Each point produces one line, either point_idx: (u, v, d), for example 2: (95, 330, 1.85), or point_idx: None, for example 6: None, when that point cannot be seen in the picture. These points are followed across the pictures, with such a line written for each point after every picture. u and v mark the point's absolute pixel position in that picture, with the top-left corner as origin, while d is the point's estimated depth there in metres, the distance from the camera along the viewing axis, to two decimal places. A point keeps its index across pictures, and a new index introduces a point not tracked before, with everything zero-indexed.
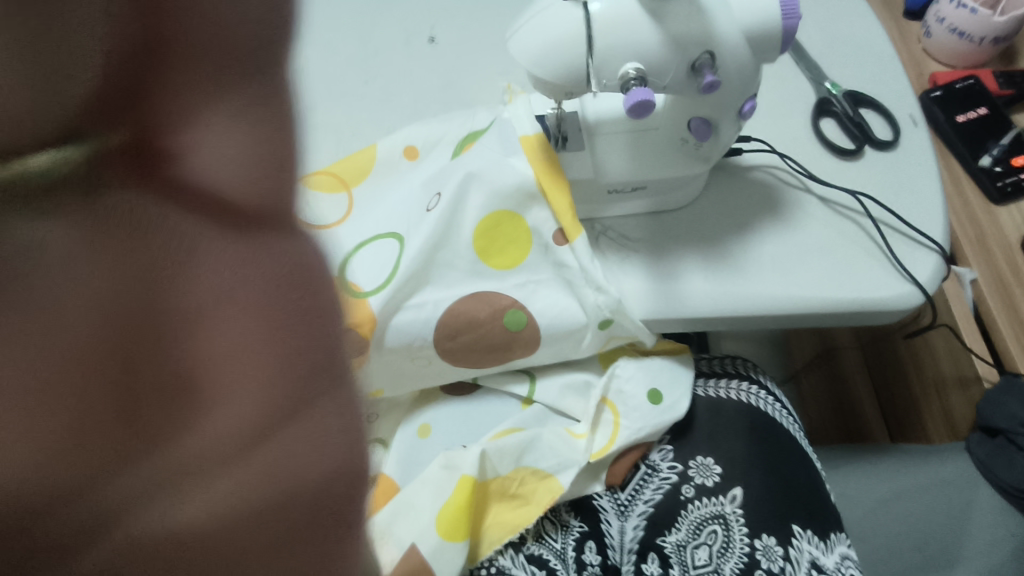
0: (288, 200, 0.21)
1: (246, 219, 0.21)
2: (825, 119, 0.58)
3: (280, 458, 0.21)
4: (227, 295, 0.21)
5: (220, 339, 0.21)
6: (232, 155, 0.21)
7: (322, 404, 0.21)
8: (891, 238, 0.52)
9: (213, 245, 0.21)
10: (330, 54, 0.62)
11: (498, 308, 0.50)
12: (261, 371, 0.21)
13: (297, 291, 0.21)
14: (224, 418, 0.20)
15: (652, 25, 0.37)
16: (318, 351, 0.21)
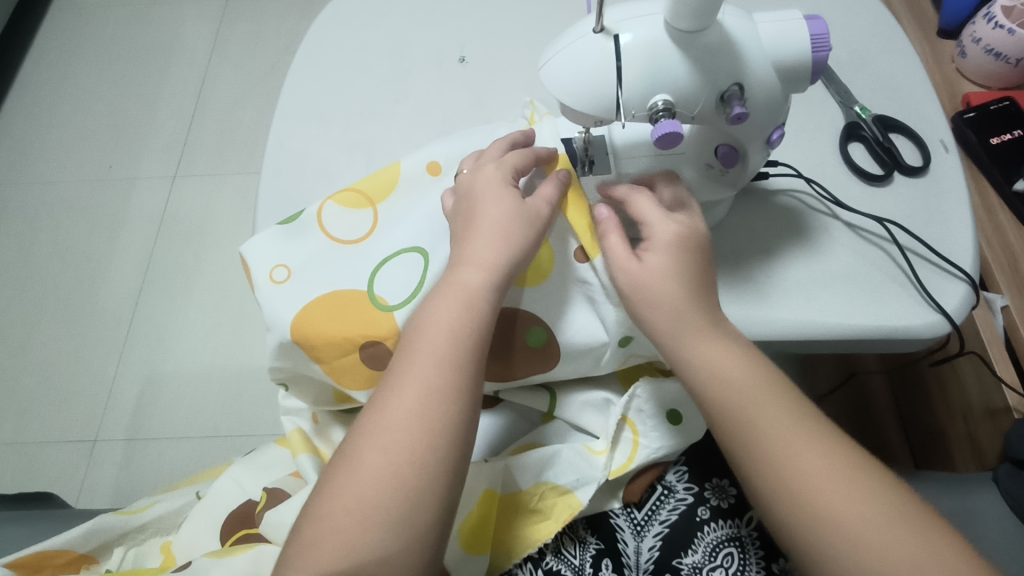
0: (474, 300, 0.44)
1: (454, 300, 0.44)
2: (853, 144, 0.57)
3: (429, 419, 0.41)
4: (439, 334, 0.43)
5: (426, 352, 0.43)
6: (461, 273, 0.45)
7: (457, 403, 0.42)
8: (917, 265, 0.51)
9: (439, 305, 0.44)
10: (364, 73, 0.64)
11: (521, 322, 0.50)
12: (439, 379, 0.42)
13: (463, 347, 0.43)
14: (422, 389, 0.42)
15: (680, 58, 0.38)
16: (462, 380, 0.43)
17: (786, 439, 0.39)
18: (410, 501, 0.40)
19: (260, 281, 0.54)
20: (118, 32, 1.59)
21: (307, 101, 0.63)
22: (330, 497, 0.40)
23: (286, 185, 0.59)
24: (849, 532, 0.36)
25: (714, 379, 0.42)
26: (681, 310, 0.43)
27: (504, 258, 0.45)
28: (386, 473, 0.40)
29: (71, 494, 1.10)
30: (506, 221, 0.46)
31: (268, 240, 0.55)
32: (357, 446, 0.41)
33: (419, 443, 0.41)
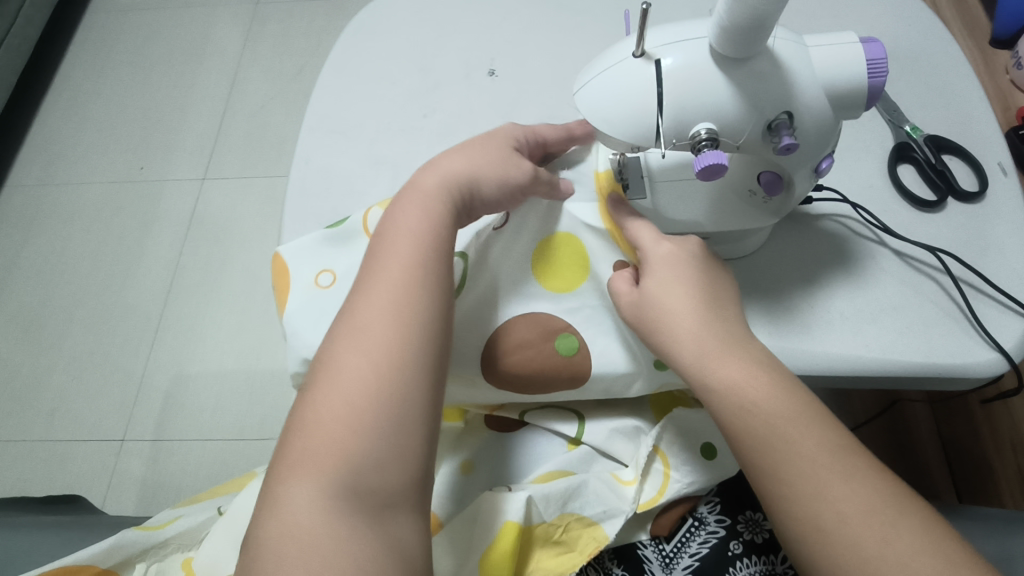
0: (430, 208, 0.46)
1: (413, 211, 0.46)
2: (902, 165, 0.54)
3: (399, 317, 0.42)
4: (396, 244, 0.45)
5: (386, 262, 0.45)
6: (420, 191, 0.48)
7: (424, 303, 0.43)
8: (971, 297, 0.48)
9: (397, 223, 0.46)
10: (392, 86, 0.63)
11: (550, 327, 0.49)
12: (401, 280, 0.43)
13: (423, 250, 0.45)
14: (386, 295, 0.43)
15: (726, 85, 0.36)
16: (423, 274, 0.44)
17: (818, 466, 0.38)
18: (396, 391, 0.40)
19: (305, 287, 0.53)
20: (153, 33, 1.61)
21: (334, 115, 0.62)
22: (314, 400, 0.40)
23: (311, 201, 0.58)
24: (872, 552, 0.35)
25: (733, 404, 0.40)
26: (691, 330, 0.42)
27: (465, 172, 0.48)
28: (367, 365, 0.41)
29: (99, 492, 1.11)
30: (482, 151, 0.49)
31: (315, 243, 0.54)
32: (334, 348, 0.42)
33: (394, 331, 0.42)
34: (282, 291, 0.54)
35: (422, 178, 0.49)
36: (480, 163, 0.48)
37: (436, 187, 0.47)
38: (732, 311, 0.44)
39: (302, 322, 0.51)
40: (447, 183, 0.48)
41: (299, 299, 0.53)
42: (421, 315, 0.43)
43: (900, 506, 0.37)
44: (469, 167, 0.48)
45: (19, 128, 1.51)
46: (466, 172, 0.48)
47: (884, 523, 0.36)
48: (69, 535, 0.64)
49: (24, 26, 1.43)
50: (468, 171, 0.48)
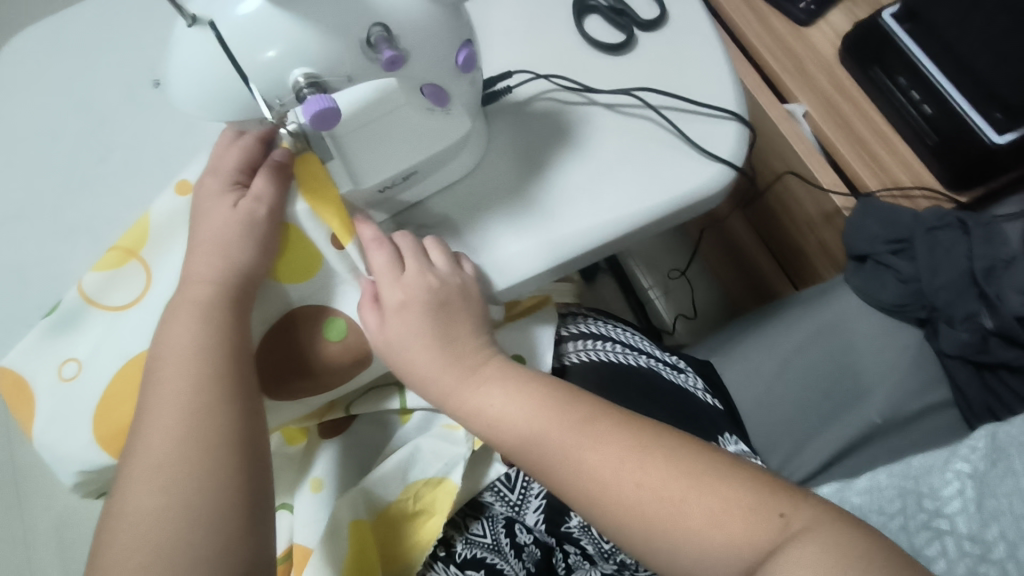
0: (199, 314, 0.40)
1: (181, 323, 0.40)
2: (589, 18, 0.53)
3: (195, 455, 0.37)
4: (171, 365, 0.39)
5: (168, 390, 0.39)
6: (182, 294, 0.41)
7: (225, 431, 0.38)
8: (680, 120, 0.49)
9: (168, 338, 0.40)
10: (55, 142, 0.55)
11: (309, 317, 0.44)
12: (191, 409, 0.38)
13: (205, 366, 0.39)
14: (175, 428, 0.38)
15: (291, 18, 0.31)
16: (219, 402, 0.39)
17: (558, 444, 0.37)
18: (198, 541, 0.36)
19: (46, 386, 0.47)
20: None
21: (3, 199, 0.53)
22: (105, 568, 0.35)
23: (18, 305, 0.50)
24: (630, 501, 0.34)
25: (486, 422, 0.40)
26: (437, 370, 0.41)
27: (225, 264, 0.41)
28: (166, 514, 0.36)
29: None
30: (226, 230, 0.41)
31: (39, 339, 0.48)
32: (124, 502, 0.37)
33: (190, 471, 0.37)
34: (24, 406, 0.47)
35: (186, 279, 0.42)
36: (237, 251, 0.41)
37: (198, 287, 0.41)
38: (470, 331, 0.43)
39: (57, 432, 0.46)
40: (208, 279, 0.41)
41: (46, 402, 0.47)
42: (221, 448, 0.38)
43: (645, 443, 0.36)
44: (224, 255, 0.41)
45: None
46: (224, 262, 0.41)
47: (635, 466, 0.35)
48: None
49: None
50: (226, 261, 0.41)
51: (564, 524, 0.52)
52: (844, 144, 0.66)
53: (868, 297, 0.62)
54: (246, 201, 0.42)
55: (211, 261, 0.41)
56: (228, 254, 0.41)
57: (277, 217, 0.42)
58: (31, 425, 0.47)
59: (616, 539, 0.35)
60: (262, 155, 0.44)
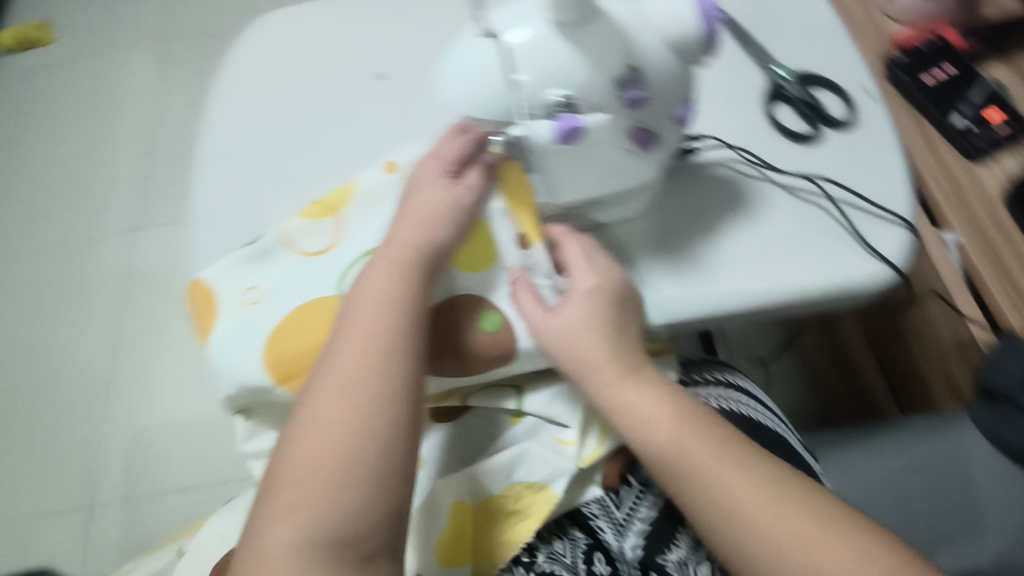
0: (397, 274, 0.47)
1: (381, 276, 0.47)
2: (779, 105, 0.57)
3: (378, 390, 0.44)
4: (367, 310, 0.46)
5: (361, 329, 0.46)
6: (384, 252, 0.48)
7: (403, 376, 0.45)
8: (854, 215, 0.51)
9: (367, 286, 0.47)
10: (285, 104, 0.63)
11: (471, 306, 0.50)
12: (379, 350, 0.45)
13: (395, 318, 0.46)
14: (364, 362, 0.45)
15: (568, 48, 0.37)
16: (401, 351, 0.45)
17: (702, 461, 0.43)
18: (372, 461, 0.43)
19: (230, 306, 0.53)
20: (57, 92, 1.57)
21: (232, 141, 0.62)
22: (296, 459, 0.43)
23: (222, 231, 0.58)
24: (755, 529, 0.41)
25: (633, 418, 0.45)
26: (600, 364, 0.46)
27: (426, 235, 0.48)
28: (348, 431, 0.43)
29: (76, 562, 1.09)
30: (433, 208, 0.49)
31: (236, 263, 0.54)
32: (314, 410, 0.44)
33: (370, 401, 0.44)
34: (208, 318, 0.54)
35: (388, 238, 0.49)
36: (438, 227, 0.48)
37: (399, 250, 0.48)
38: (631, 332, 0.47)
39: (230, 346, 0.52)
40: (409, 245, 0.48)
41: (228, 320, 0.53)
42: (397, 388, 0.45)
43: (782, 489, 0.41)
44: (428, 229, 0.48)
45: None
46: (426, 234, 0.48)
47: (766, 502, 0.41)
48: None
49: None
50: (428, 233, 0.48)
51: (661, 555, 0.52)
52: (989, 271, 0.66)
53: (991, 436, 0.60)
54: (455, 188, 0.49)
55: (415, 231, 0.48)
56: (431, 229, 0.48)
57: (474, 206, 0.50)
58: (211, 334, 0.53)
59: (723, 548, 0.42)
60: (474, 152, 0.50)
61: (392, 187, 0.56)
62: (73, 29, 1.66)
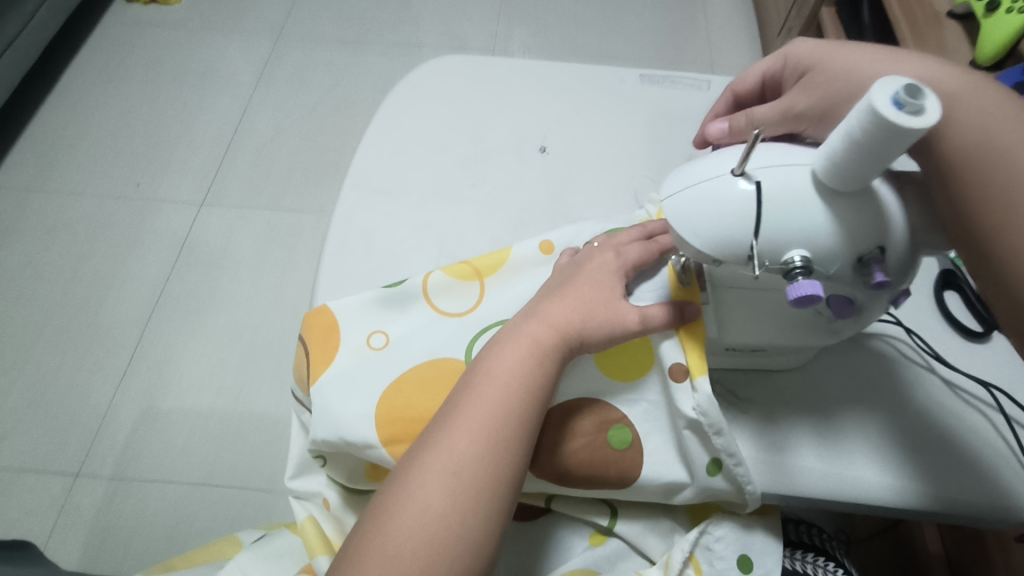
0: (534, 351, 0.43)
1: (516, 347, 0.43)
2: (949, 293, 0.55)
3: (489, 474, 0.40)
4: (492, 382, 0.42)
5: (483, 400, 0.42)
6: (524, 323, 0.45)
7: (515, 464, 0.40)
8: (1022, 436, 0.48)
9: (500, 353, 0.43)
10: (440, 151, 0.62)
11: (603, 415, 0.46)
12: (499, 430, 0.41)
13: (521, 397, 0.42)
14: (480, 439, 0.40)
15: (825, 213, 0.35)
16: (520, 437, 0.41)
17: None
18: (467, 551, 0.38)
19: (353, 347, 0.49)
20: (165, 51, 1.60)
21: (381, 175, 0.60)
22: (383, 531, 0.38)
23: (352, 264, 0.55)
24: None
25: None
26: None
27: (573, 324, 0.44)
28: (447, 517, 0.38)
29: (44, 530, 1.02)
30: (593, 305, 0.45)
31: (367, 302, 0.51)
32: (414, 480, 0.39)
33: (477, 491, 0.39)
34: (325, 351, 0.49)
35: (533, 310, 0.46)
36: (585, 322, 0.45)
37: (542, 328, 0.44)
38: None
39: (342, 390, 0.47)
40: (553, 326, 0.44)
41: (346, 360, 0.49)
42: (507, 478, 0.40)
43: None
44: (576, 320, 0.45)
45: (14, 129, 1.47)
46: (571, 323, 0.44)
47: None
48: None
49: (36, 30, 1.39)
50: (573, 323, 0.44)
51: None
52: None
53: None
54: (623, 301, 0.45)
55: (562, 314, 0.45)
56: (578, 320, 0.45)
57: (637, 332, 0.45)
58: (322, 370, 0.49)
59: None
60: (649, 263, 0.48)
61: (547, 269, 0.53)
62: None
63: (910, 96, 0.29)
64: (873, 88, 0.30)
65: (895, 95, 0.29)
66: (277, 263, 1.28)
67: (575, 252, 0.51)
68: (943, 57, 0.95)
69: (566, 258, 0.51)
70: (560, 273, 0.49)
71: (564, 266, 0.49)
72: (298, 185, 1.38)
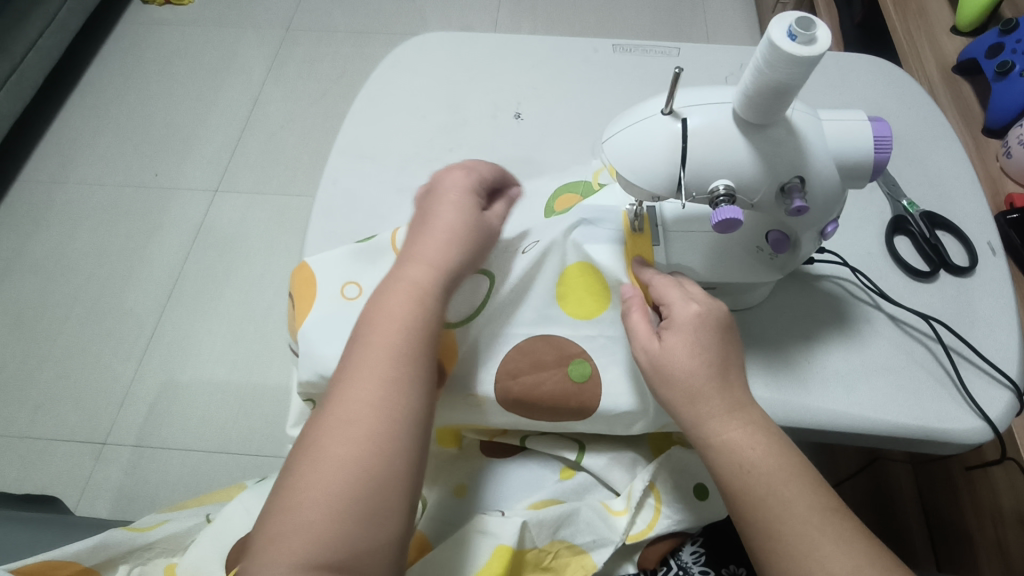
0: (410, 294, 0.47)
1: (394, 295, 0.47)
2: (900, 237, 0.58)
3: (385, 410, 0.43)
4: (373, 331, 0.46)
5: (370, 347, 0.45)
6: (398, 271, 0.49)
7: (411, 399, 0.44)
8: (962, 366, 0.51)
9: (379, 303, 0.47)
10: (421, 119, 0.66)
11: (562, 350, 0.50)
12: (388, 370, 0.44)
13: (406, 336, 0.46)
14: (372, 383, 0.44)
15: (745, 146, 0.39)
16: (409, 371, 0.45)
17: (805, 528, 0.41)
18: (378, 480, 0.41)
19: (328, 297, 0.53)
20: (180, 48, 1.67)
21: (367, 142, 0.65)
22: (293, 485, 0.41)
23: (337, 223, 0.60)
24: None
25: (739, 464, 0.43)
26: (704, 387, 0.44)
27: (448, 256, 0.49)
28: (349, 460, 0.41)
29: (74, 494, 1.09)
30: (456, 228, 0.50)
31: (343, 256, 0.55)
32: (317, 435, 0.43)
33: (376, 426, 0.43)
34: (305, 302, 0.53)
35: (405, 259, 0.50)
36: (455, 249, 0.49)
37: (414, 271, 0.48)
38: (740, 381, 0.45)
39: (322, 335, 0.51)
40: (422, 266, 0.48)
41: (322, 309, 0.52)
42: (403, 411, 0.44)
43: None
44: (449, 251, 0.49)
45: (40, 124, 1.54)
46: (442, 256, 0.49)
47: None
48: (53, 533, 0.64)
49: (58, 29, 1.47)
50: (444, 257, 0.49)
51: None
52: None
53: None
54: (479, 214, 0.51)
55: (427, 253, 0.49)
56: (447, 253, 0.49)
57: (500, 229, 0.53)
58: (303, 319, 0.52)
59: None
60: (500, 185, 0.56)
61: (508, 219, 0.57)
62: None
63: (803, 28, 0.32)
64: (772, 24, 0.33)
65: (789, 29, 0.33)
66: (287, 245, 1.34)
67: (429, 186, 0.55)
68: (924, 22, 0.97)
69: (425, 189, 0.55)
70: (420, 213, 0.53)
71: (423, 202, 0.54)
72: (307, 171, 1.44)
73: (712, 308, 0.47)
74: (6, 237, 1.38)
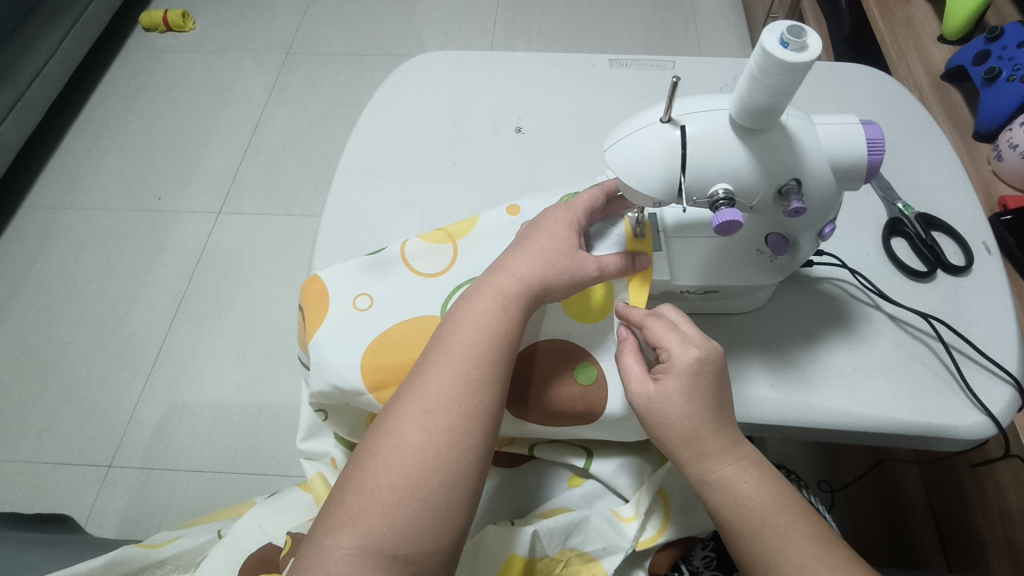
0: (495, 303, 0.47)
1: (479, 301, 0.47)
2: (896, 238, 0.59)
3: (461, 411, 0.44)
4: (455, 333, 0.46)
5: (452, 348, 0.46)
6: (484, 280, 0.49)
7: (488, 401, 0.44)
8: (963, 363, 0.52)
9: (464, 308, 0.47)
10: (426, 136, 0.68)
11: (569, 355, 0.51)
12: (467, 371, 0.45)
13: (488, 340, 0.46)
14: (452, 382, 0.44)
15: (743, 150, 0.40)
16: (488, 375, 0.45)
17: (801, 555, 0.42)
18: (449, 478, 0.42)
19: (341, 309, 0.53)
20: (182, 74, 1.70)
21: (372, 158, 0.66)
22: (366, 470, 0.42)
23: (345, 237, 0.61)
24: None
25: (733, 498, 0.44)
26: (700, 430, 0.45)
27: (539, 275, 0.48)
28: (422, 453, 0.42)
29: (80, 517, 1.09)
30: (554, 256, 0.49)
31: (354, 269, 0.56)
32: (392, 425, 0.44)
33: (451, 425, 0.43)
34: (317, 314, 0.54)
35: (494, 269, 0.49)
36: (542, 275, 0.48)
37: (500, 281, 0.48)
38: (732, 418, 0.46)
39: (333, 345, 0.51)
40: (509, 277, 0.48)
41: (334, 320, 0.53)
42: (478, 413, 0.44)
43: None
44: (535, 273, 0.48)
45: (44, 151, 1.57)
46: (529, 273, 0.48)
47: None
48: (63, 552, 0.64)
49: (63, 58, 1.49)
50: (530, 274, 0.48)
51: None
52: None
53: None
54: (582, 251, 0.49)
55: (517, 268, 0.48)
56: (532, 272, 0.48)
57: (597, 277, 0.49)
58: (315, 330, 0.53)
59: None
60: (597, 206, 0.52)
61: (515, 229, 0.58)
62: (211, 22, 1.80)
63: (794, 35, 0.34)
64: (765, 33, 0.34)
65: (781, 37, 0.34)
66: (290, 264, 1.35)
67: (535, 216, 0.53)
68: (912, 33, 0.99)
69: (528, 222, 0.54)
70: (522, 235, 0.52)
71: (527, 227, 0.52)
72: (309, 191, 1.46)
73: (708, 349, 0.46)
74: (10, 263, 1.39)
